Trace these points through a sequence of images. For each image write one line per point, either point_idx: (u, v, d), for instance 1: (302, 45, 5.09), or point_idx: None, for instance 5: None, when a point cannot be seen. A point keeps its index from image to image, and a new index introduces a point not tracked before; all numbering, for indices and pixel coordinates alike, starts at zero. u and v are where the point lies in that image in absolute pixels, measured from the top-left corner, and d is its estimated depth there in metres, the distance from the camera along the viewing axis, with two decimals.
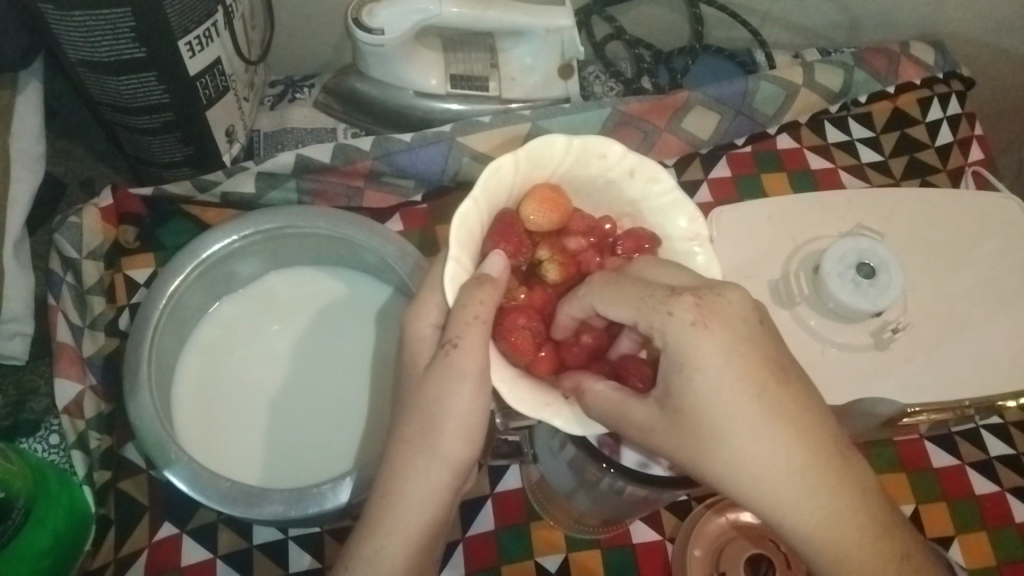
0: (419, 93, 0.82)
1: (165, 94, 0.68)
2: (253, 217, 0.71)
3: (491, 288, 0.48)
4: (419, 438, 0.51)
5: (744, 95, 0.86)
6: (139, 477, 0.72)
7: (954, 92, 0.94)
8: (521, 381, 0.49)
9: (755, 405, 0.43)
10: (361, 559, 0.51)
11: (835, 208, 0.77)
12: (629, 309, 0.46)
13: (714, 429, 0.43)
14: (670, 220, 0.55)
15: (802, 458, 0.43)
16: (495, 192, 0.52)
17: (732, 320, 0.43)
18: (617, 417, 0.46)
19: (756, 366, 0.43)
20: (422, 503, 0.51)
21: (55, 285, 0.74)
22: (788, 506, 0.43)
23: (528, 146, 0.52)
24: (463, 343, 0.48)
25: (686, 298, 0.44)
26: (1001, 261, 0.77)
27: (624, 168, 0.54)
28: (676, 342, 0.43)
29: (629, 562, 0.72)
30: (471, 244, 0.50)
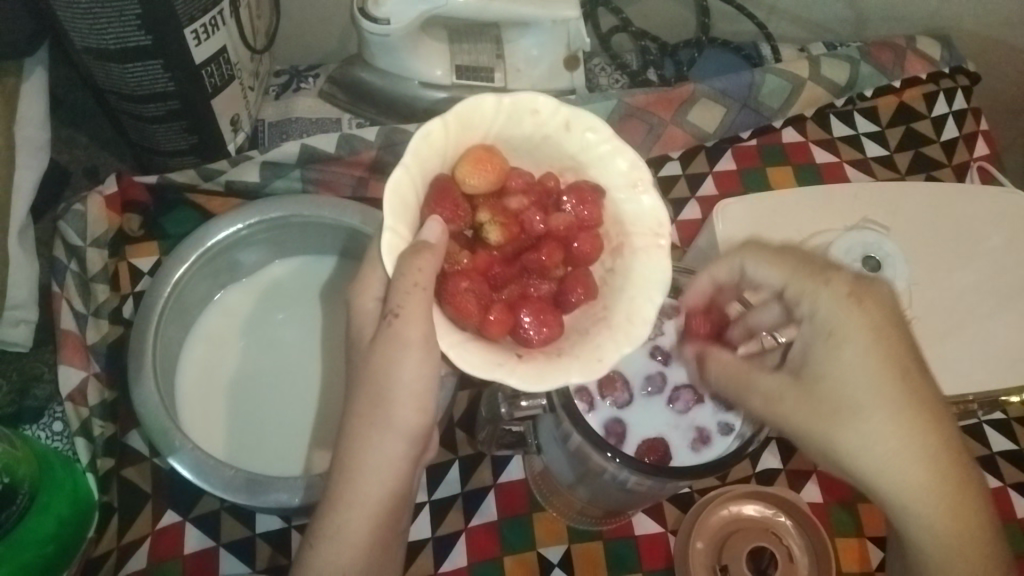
0: (424, 84, 0.82)
1: (170, 82, 0.68)
2: (258, 206, 0.71)
3: (431, 255, 0.45)
4: (371, 412, 0.51)
5: (750, 88, 0.86)
6: (142, 465, 0.72)
7: (960, 87, 0.93)
8: (471, 345, 0.45)
9: (894, 384, 0.46)
10: (324, 534, 0.51)
11: (840, 202, 0.77)
12: (781, 273, 0.50)
13: (849, 403, 0.46)
14: (610, 169, 0.51)
15: (930, 442, 0.46)
16: (428, 159, 0.47)
17: (882, 308, 0.47)
18: (745, 382, 0.50)
19: (900, 352, 0.46)
20: (380, 476, 0.51)
21: (58, 272, 0.74)
22: (907, 486, 0.46)
23: (456, 107, 0.48)
24: (404, 313, 0.46)
25: (843, 277, 0.48)
26: (1005, 256, 0.77)
27: (559, 121, 0.50)
28: (828, 314, 0.47)
29: (631, 553, 0.72)
30: (407, 212, 0.46)
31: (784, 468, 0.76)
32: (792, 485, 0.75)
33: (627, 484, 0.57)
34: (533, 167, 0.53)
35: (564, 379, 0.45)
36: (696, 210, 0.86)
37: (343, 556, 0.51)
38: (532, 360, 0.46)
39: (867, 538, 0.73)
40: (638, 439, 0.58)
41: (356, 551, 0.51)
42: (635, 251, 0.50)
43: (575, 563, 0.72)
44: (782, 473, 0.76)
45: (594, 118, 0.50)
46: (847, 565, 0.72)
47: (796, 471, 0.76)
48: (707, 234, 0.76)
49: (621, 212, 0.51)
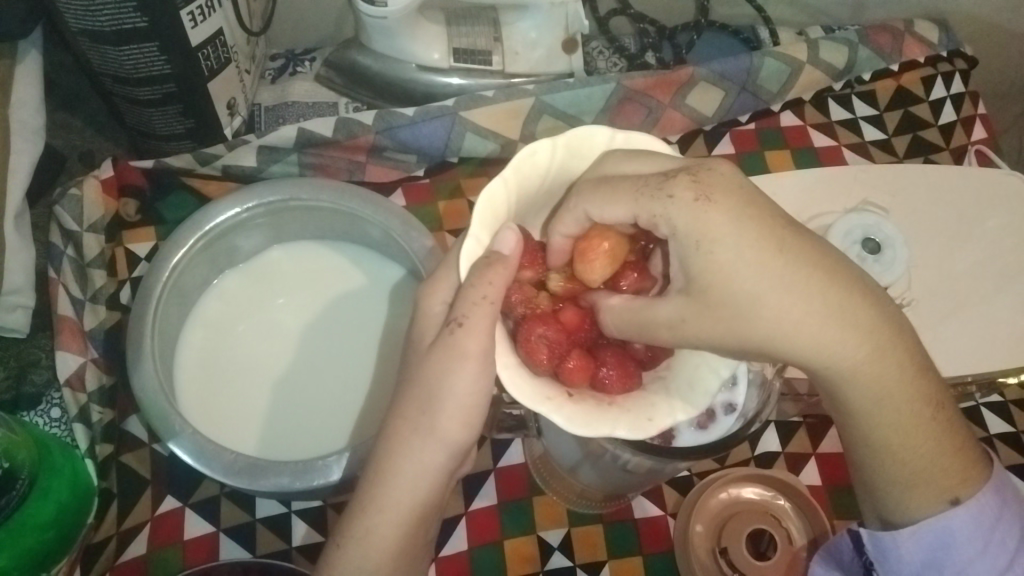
0: (421, 67, 0.82)
1: (166, 65, 0.67)
2: (256, 189, 0.71)
3: (503, 268, 0.47)
4: (419, 417, 0.51)
5: (748, 72, 0.86)
6: (140, 450, 0.72)
7: (957, 71, 0.93)
8: (520, 370, 0.47)
9: (779, 259, 0.44)
10: (353, 535, 0.50)
11: (839, 183, 0.77)
12: (626, 206, 0.46)
13: (747, 295, 0.44)
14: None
15: (833, 298, 0.44)
16: (528, 175, 0.51)
17: (725, 191, 0.45)
18: (647, 321, 0.47)
19: (765, 223, 0.45)
20: (416, 481, 0.51)
21: (55, 258, 0.74)
22: (829, 353, 0.45)
23: (568, 133, 0.51)
24: (470, 322, 0.48)
25: (683, 178, 0.45)
26: (1003, 238, 0.77)
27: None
28: (688, 223, 0.44)
29: (631, 537, 0.72)
30: (492, 221, 0.49)
31: (783, 451, 0.76)
32: (791, 468, 0.75)
33: (629, 467, 0.58)
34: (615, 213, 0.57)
35: (609, 431, 0.46)
36: None
37: (371, 560, 0.50)
38: (581, 402, 0.48)
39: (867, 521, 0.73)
40: None
41: (385, 555, 0.50)
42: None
43: (575, 546, 0.72)
44: (781, 455, 0.76)
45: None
46: None
47: (794, 454, 0.76)
48: None
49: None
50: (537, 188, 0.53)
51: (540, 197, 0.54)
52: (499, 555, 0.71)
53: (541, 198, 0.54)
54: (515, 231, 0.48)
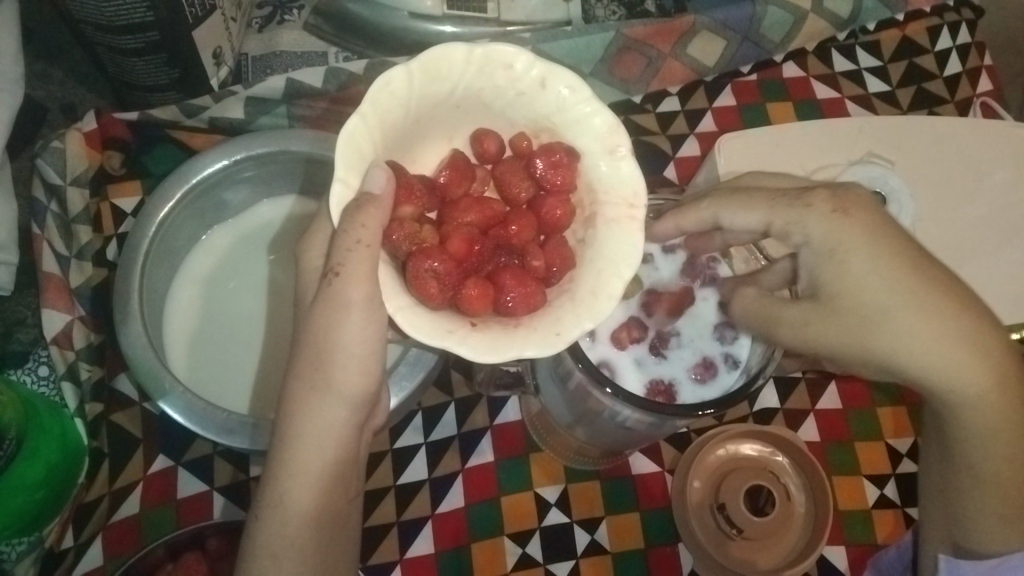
0: (414, 15, 0.80)
1: (149, 13, 0.64)
2: (243, 140, 0.68)
3: (375, 209, 0.43)
4: (312, 376, 0.48)
5: (751, 21, 0.83)
6: (132, 410, 0.70)
7: (963, 21, 0.91)
8: (420, 310, 0.44)
9: (913, 280, 0.45)
10: (267, 506, 0.49)
11: (844, 136, 0.75)
12: (760, 211, 0.49)
13: (873, 308, 0.45)
14: (586, 130, 0.48)
15: (965, 324, 0.45)
16: (388, 109, 0.45)
17: (867, 210, 0.47)
18: (773, 317, 0.49)
19: (901, 248, 0.46)
20: (322, 441, 0.48)
21: (38, 213, 0.72)
22: (941, 370, 0.45)
23: (422, 56, 0.45)
24: (347, 270, 0.44)
25: (819, 192, 0.48)
26: (1010, 192, 0.76)
27: (533, 78, 0.47)
28: (823, 235, 0.46)
29: (629, 494, 0.72)
30: (360, 163, 0.45)
31: (781, 408, 0.75)
32: (790, 426, 0.74)
33: (628, 423, 0.57)
34: (506, 129, 0.51)
35: (517, 353, 0.43)
36: (694, 146, 0.83)
37: (288, 532, 0.48)
38: (488, 330, 0.45)
39: (864, 476, 0.73)
40: (645, 377, 0.57)
41: (303, 521, 0.48)
42: (607, 221, 0.48)
43: (573, 503, 0.71)
44: (780, 412, 0.75)
45: (571, 76, 0.47)
46: (843, 502, 0.72)
47: (794, 411, 0.75)
48: (708, 171, 0.75)
49: (597, 178, 0.49)
50: (401, 123, 0.47)
51: (410, 129, 0.48)
52: (495, 512, 0.70)
53: (410, 131, 0.48)
54: (386, 168, 0.44)
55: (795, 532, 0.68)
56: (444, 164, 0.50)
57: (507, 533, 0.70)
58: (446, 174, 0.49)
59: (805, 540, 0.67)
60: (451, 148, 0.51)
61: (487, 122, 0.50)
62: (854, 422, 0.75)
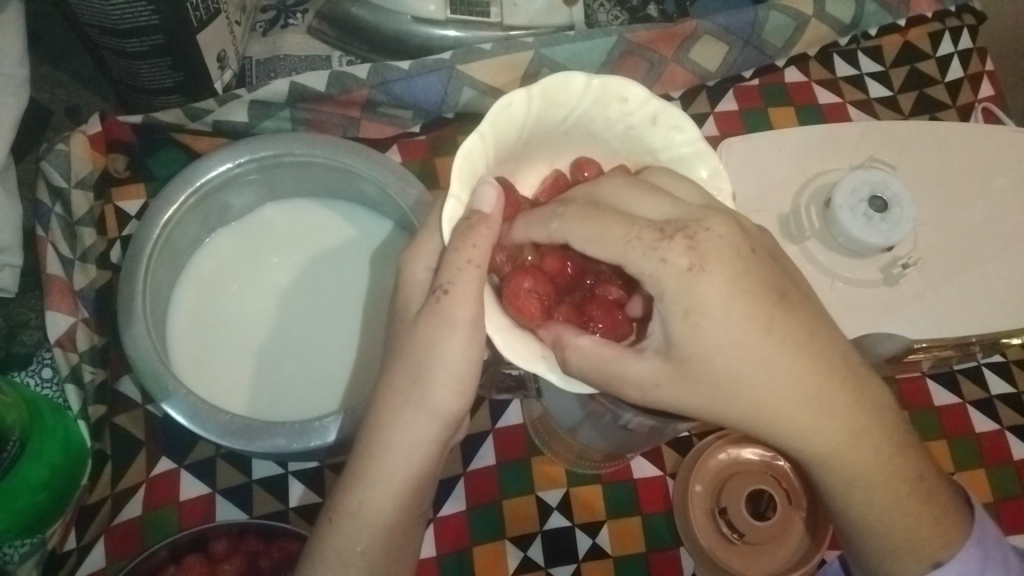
0: (417, 19, 0.81)
1: (154, 16, 0.65)
2: (248, 144, 0.69)
3: (486, 229, 0.45)
4: (407, 387, 0.48)
5: (753, 26, 0.83)
6: (134, 412, 0.71)
7: (965, 26, 0.91)
8: (516, 331, 0.47)
9: (754, 333, 0.42)
10: (347, 509, 0.49)
11: (846, 141, 0.76)
12: (611, 251, 0.43)
13: (720, 370, 0.43)
14: (687, 172, 0.52)
15: (810, 378, 0.43)
16: (505, 129, 0.49)
17: (722, 253, 0.42)
18: (616, 376, 0.44)
19: (758, 305, 0.42)
20: (410, 455, 0.49)
21: (43, 216, 0.73)
22: (798, 416, 0.44)
23: (544, 83, 0.48)
24: (456, 289, 0.46)
25: (678, 240, 0.42)
26: (1012, 195, 0.76)
27: (645, 113, 0.51)
28: (672, 293, 0.42)
29: (630, 498, 0.72)
30: (473, 178, 0.48)
31: None
32: None
33: (628, 426, 0.57)
34: (606, 159, 0.55)
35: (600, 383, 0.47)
36: None
37: (361, 538, 0.49)
38: None
39: None
40: None
41: (377, 530, 0.49)
42: None
43: (574, 507, 0.71)
44: None
45: (681, 116, 0.51)
46: None
47: None
48: None
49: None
50: (514, 141, 0.50)
51: (519, 149, 0.52)
52: (497, 515, 0.71)
53: (520, 150, 0.52)
54: (495, 186, 0.46)
55: (796, 537, 0.68)
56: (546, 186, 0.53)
57: (508, 536, 0.70)
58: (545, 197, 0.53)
59: (806, 545, 0.67)
60: (553, 169, 0.55)
61: (585, 149, 0.54)
62: None
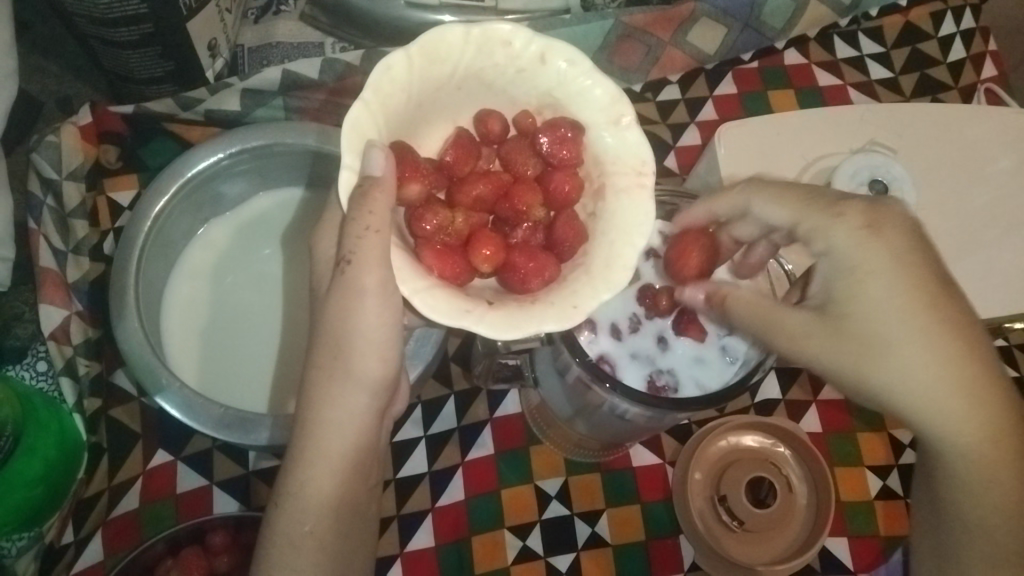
0: (410, 4, 0.79)
1: (142, 4, 0.64)
2: (239, 133, 0.68)
3: (382, 194, 0.42)
4: (332, 363, 0.48)
5: (752, 8, 0.82)
6: (130, 404, 0.71)
7: (967, 6, 0.90)
8: (436, 287, 0.42)
9: (921, 311, 0.42)
10: (288, 491, 0.48)
11: (846, 123, 0.75)
12: (789, 210, 0.47)
13: (865, 327, 0.42)
14: (588, 102, 0.47)
15: (965, 367, 0.42)
16: (390, 94, 0.44)
17: (904, 230, 0.43)
18: (771, 323, 0.46)
19: (927, 280, 0.42)
20: (345, 429, 0.48)
21: (34, 208, 0.71)
22: (918, 393, 0.42)
23: (420, 39, 0.44)
24: (360, 257, 0.44)
25: (860, 204, 0.45)
26: (1014, 179, 0.75)
27: (533, 54, 0.46)
28: (845, 247, 0.44)
29: (629, 485, 0.72)
30: (361, 146, 0.43)
31: (783, 399, 0.75)
32: (792, 417, 0.74)
33: (626, 417, 0.56)
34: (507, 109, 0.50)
35: (537, 328, 0.42)
36: (695, 135, 0.83)
37: (308, 517, 0.48)
38: (504, 307, 0.43)
39: (866, 467, 0.73)
40: (646, 371, 0.57)
41: (322, 509, 0.48)
42: (617, 190, 0.47)
43: (572, 496, 0.71)
44: (782, 403, 0.74)
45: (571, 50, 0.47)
46: (845, 493, 0.72)
47: (795, 402, 0.74)
48: (708, 160, 0.74)
49: (603, 150, 0.48)
50: (404, 106, 0.46)
51: (413, 114, 0.47)
52: (495, 505, 0.70)
53: (415, 114, 0.47)
54: (385, 149, 0.42)
55: (797, 524, 0.68)
56: (449, 144, 0.48)
57: (508, 526, 0.70)
58: (451, 153, 0.48)
59: (807, 531, 0.67)
60: (455, 128, 0.49)
61: (489, 102, 0.49)
62: (856, 413, 0.74)
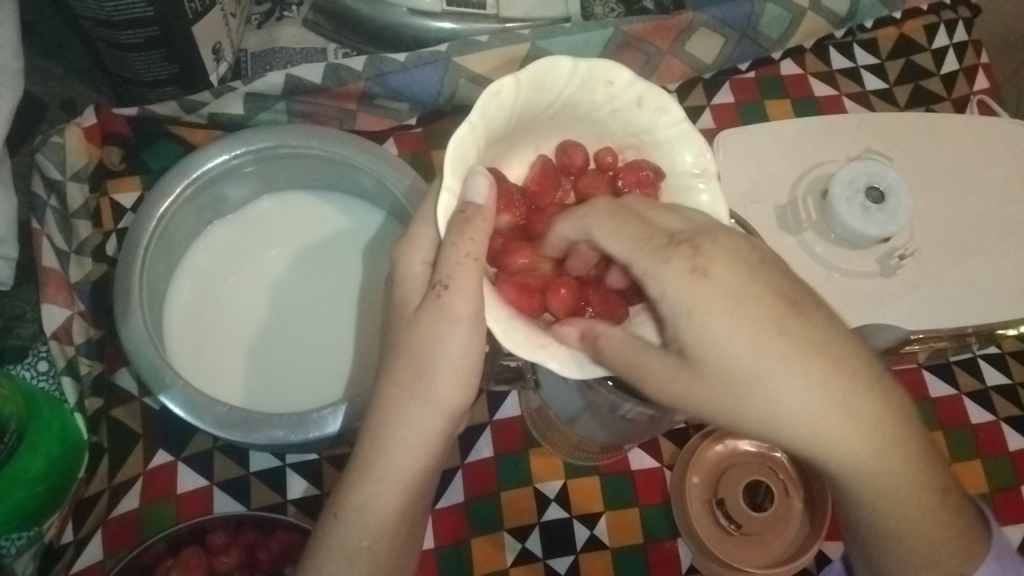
0: (413, 11, 0.81)
1: (149, 7, 0.64)
2: (245, 135, 0.68)
3: (482, 221, 0.45)
4: (411, 383, 0.48)
5: (749, 18, 0.83)
6: (131, 405, 0.71)
7: (960, 19, 0.92)
8: (516, 322, 0.46)
9: (778, 350, 0.42)
10: (352, 507, 0.49)
11: (841, 132, 0.76)
12: (625, 247, 0.45)
13: (733, 371, 0.42)
14: (672, 151, 0.53)
15: (831, 392, 0.42)
16: (493, 117, 0.48)
17: (730, 261, 0.43)
18: (638, 370, 0.44)
19: (767, 309, 0.42)
20: (416, 451, 0.48)
21: (38, 208, 0.72)
22: (790, 421, 0.43)
23: (532, 68, 0.48)
24: (456, 282, 0.46)
25: (686, 244, 0.43)
26: (1007, 187, 0.76)
27: (631, 96, 0.51)
28: (677, 293, 0.43)
29: (628, 488, 0.72)
30: (464, 166, 0.47)
31: None
32: None
33: (627, 416, 0.57)
34: (592, 141, 0.55)
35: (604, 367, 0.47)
36: None
37: (368, 534, 0.49)
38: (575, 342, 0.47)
39: None
40: None
41: (384, 526, 0.49)
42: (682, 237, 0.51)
43: (571, 499, 0.71)
44: None
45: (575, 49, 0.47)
46: None
47: None
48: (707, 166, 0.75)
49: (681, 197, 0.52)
50: (503, 127, 0.50)
51: (511, 133, 0.52)
52: (497, 508, 0.71)
53: (508, 135, 0.52)
54: (486, 177, 0.46)
55: (794, 527, 0.68)
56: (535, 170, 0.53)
57: (507, 528, 0.70)
58: (535, 183, 0.52)
59: (804, 534, 0.68)
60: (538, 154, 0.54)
61: (574, 133, 0.55)
62: None
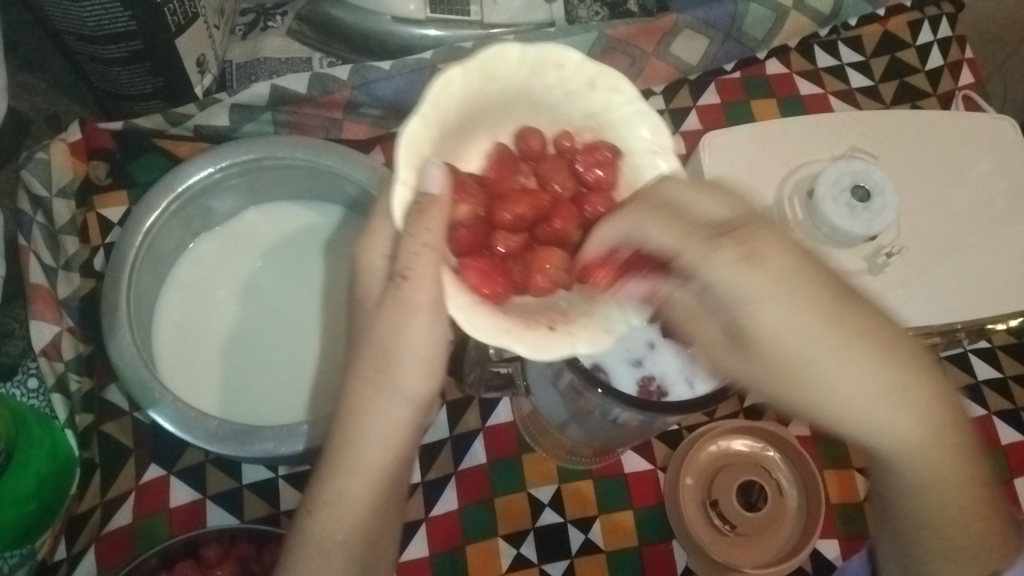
0: (397, 19, 0.81)
1: (131, 21, 0.64)
2: (230, 147, 0.68)
3: (438, 211, 0.42)
4: (376, 374, 0.47)
5: (733, 19, 0.83)
6: (121, 419, 0.71)
7: (944, 15, 0.92)
8: (479, 308, 0.43)
9: (830, 330, 0.40)
10: (321, 501, 0.47)
11: (826, 132, 0.76)
12: (674, 241, 0.42)
13: (781, 349, 0.40)
14: None
15: (888, 376, 0.40)
16: (447, 110, 0.45)
17: (778, 248, 0.40)
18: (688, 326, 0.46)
19: (817, 292, 0.40)
20: (384, 439, 0.46)
21: (24, 225, 0.72)
22: (842, 406, 0.40)
23: (479, 56, 0.45)
24: (414, 273, 0.44)
25: (736, 235, 0.41)
26: (993, 182, 0.76)
27: (581, 77, 0.48)
28: (725, 282, 0.40)
29: (621, 491, 0.72)
30: (416, 160, 0.44)
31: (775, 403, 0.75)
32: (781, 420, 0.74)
33: (618, 421, 0.57)
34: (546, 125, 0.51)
35: (570, 349, 0.45)
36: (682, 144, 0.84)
37: (341, 526, 0.47)
38: (542, 329, 0.45)
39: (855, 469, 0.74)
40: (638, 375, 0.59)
41: (356, 523, 0.47)
42: None
43: (565, 503, 0.71)
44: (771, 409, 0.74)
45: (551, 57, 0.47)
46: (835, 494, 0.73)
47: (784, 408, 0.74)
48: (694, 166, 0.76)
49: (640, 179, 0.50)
50: (455, 120, 0.47)
51: (464, 123, 0.48)
52: (490, 513, 0.71)
53: (461, 125, 0.48)
54: (441, 167, 0.43)
55: (790, 523, 0.69)
56: (490, 160, 0.50)
57: (501, 534, 0.70)
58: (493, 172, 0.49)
59: (800, 530, 0.68)
60: (495, 143, 0.50)
61: (529, 118, 0.51)
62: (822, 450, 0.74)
